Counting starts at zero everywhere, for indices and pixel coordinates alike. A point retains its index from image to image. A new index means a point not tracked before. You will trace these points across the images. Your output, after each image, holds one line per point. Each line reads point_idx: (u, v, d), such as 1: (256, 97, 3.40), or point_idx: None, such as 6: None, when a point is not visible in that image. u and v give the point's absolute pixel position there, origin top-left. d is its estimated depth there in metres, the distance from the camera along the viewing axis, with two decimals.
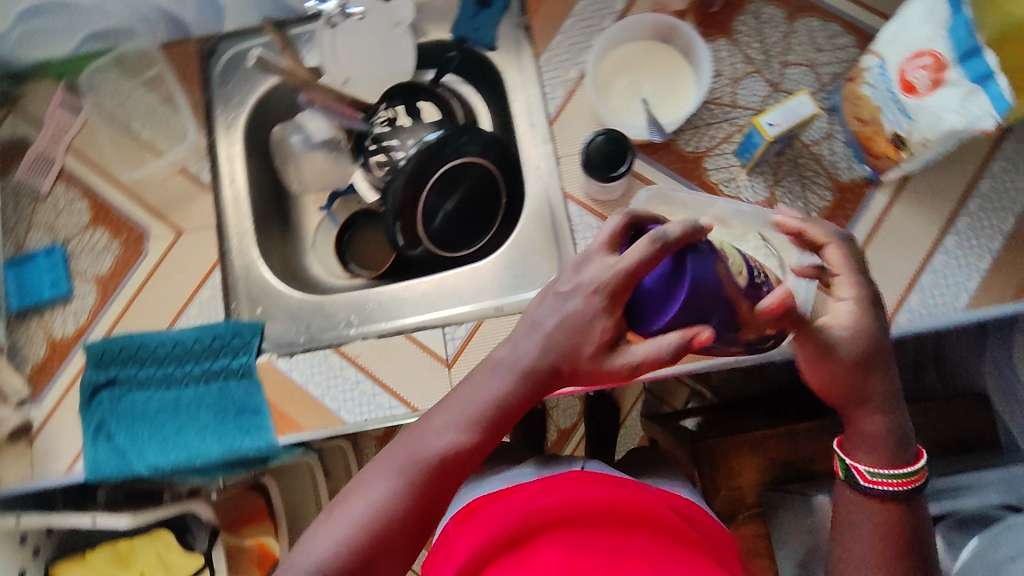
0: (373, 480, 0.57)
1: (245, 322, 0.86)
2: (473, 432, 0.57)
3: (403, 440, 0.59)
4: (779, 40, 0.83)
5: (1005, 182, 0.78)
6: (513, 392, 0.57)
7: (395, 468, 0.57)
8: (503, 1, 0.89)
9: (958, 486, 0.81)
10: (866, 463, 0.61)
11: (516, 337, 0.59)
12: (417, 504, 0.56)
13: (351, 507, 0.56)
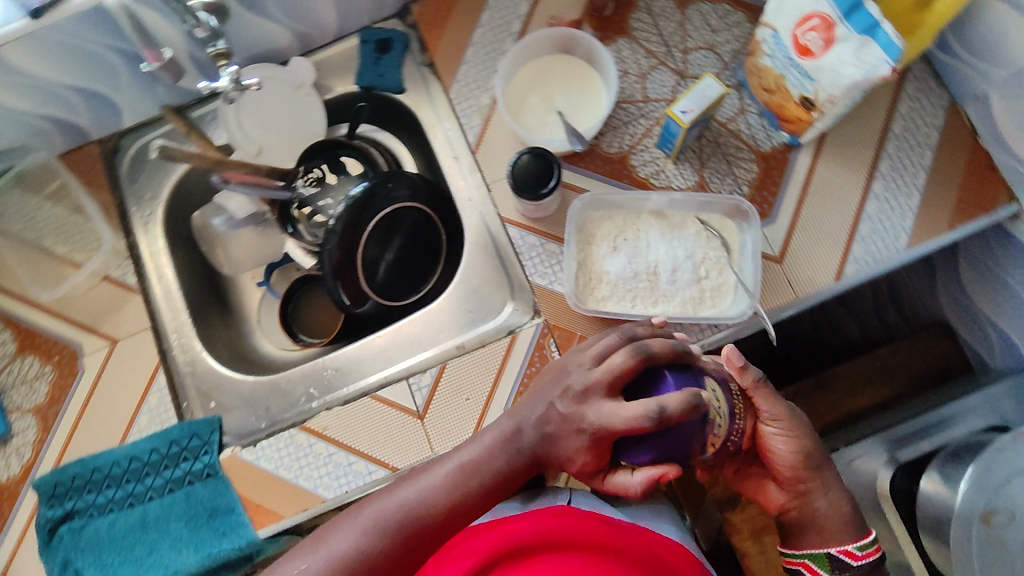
0: (361, 518, 0.63)
1: (201, 420, 0.81)
2: (467, 495, 0.64)
3: (387, 497, 0.64)
4: (675, 30, 0.85)
5: (914, 120, 0.82)
6: (516, 466, 0.65)
7: (385, 514, 0.63)
8: (402, 43, 0.88)
9: (943, 418, 0.83)
10: (851, 543, 0.71)
11: (523, 414, 0.67)
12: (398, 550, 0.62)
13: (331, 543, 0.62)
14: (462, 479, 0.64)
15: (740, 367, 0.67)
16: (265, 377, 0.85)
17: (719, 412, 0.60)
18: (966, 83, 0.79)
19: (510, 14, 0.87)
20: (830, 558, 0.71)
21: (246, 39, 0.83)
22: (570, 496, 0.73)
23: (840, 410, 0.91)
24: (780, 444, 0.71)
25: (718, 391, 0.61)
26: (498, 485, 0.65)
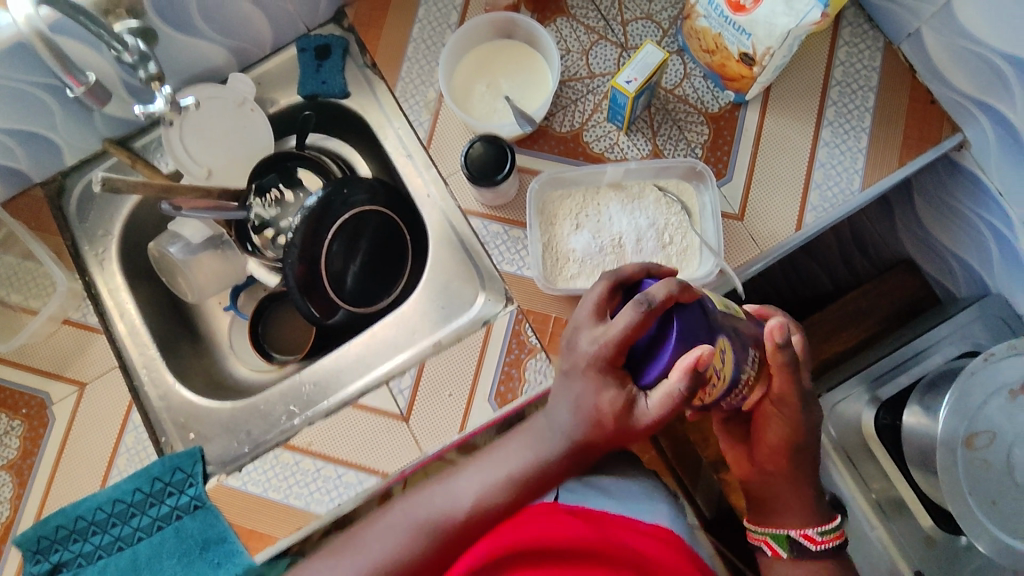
0: (384, 531, 0.61)
1: (182, 453, 0.79)
2: (500, 499, 0.59)
3: (414, 499, 0.62)
4: (612, 3, 0.85)
5: (853, 66, 0.83)
6: (555, 459, 0.58)
7: (409, 526, 0.60)
8: (341, 48, 0.87)
9: (920, 350, 0.85)
10: (811, 529, 0.65)
11: (562, 401, 0.59)
12: (426, 558, 0.59)
13: (353, 556, 0.60)
14: (497, 483, 0.60)
15: (779, 343, 0.59)
16: (242, 400, 0.84)
17: (718, 379, 0.54)
18: (899, 23, 0.81)
19: (446, 6, 0.86)
20: (789, 539, 0.66)
21: (180, 60, 0.81)
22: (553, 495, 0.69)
23: (818, 358, 0.92)
24: (775, 428, 0.66)
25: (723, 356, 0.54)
26: (535, 486, 0.59)
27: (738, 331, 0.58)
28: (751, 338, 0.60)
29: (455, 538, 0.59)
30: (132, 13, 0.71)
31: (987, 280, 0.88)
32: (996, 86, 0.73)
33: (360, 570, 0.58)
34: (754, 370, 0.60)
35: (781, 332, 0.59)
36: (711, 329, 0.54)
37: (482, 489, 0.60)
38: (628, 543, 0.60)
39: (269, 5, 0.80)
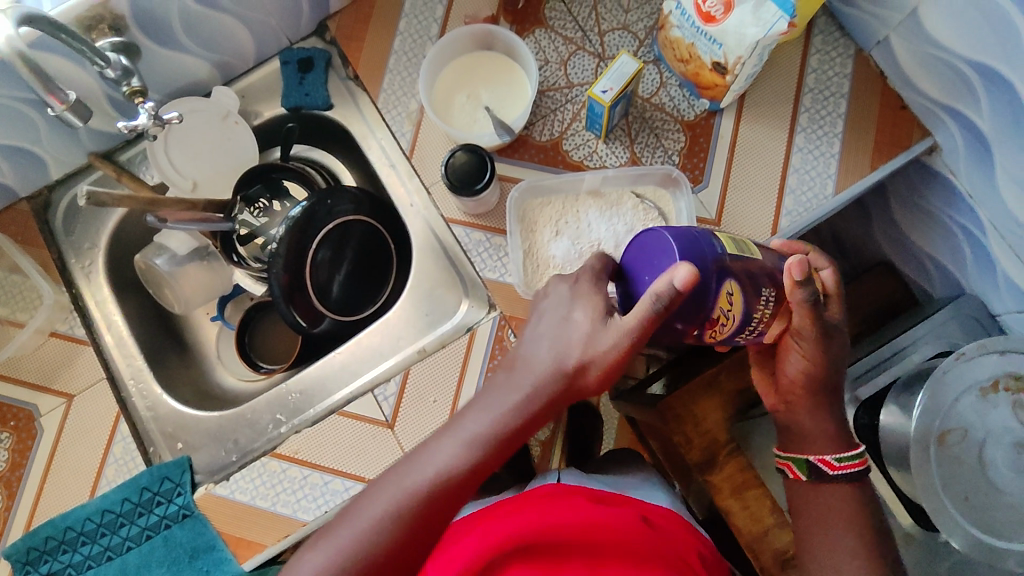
0: (375, 498, 0.58)
1: (170, 463, 0.80)
2: (483, 455, 0.58)
3: (393, 474, 0.59)
4: (589, 14, 0.87)
5: (826, 73, 0.85)
6: (535, 406, 0.59)
7: (402, 487, 0.58)
8: (323, 60, 0.88)
9: (899, 349, 0.87)
10: (829, 453, 0.70)
11: (540, 346, 0.61)
12: (419, 524, 0.57)
13: (346, 527, 0.56)
14: (477, 439, 0.58)
15: (796, 280, 0.61)
16: (229, 410, 0.84)
17: (728, 315, 0.58)
18: (869, 31, 0.82)
19: (427, 18, 0.88)
20: (808, 464, 0.71)
21: (164, 74, 0.82)
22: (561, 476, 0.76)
23: None
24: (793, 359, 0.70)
25: (734, 294, 0.58)
26: (510, 441, 0.59)
27: (761, 271, 0.61)
28: (767, 274, 0.61)
29: (442, 499, 0.57)
30: (115, 30, 0.72)
31: (961, 281, 0.90)
32: (963, 92, 0.75)
33: (355, 540, 0.55)
34: (771, 306, 0.63)
35: (799, 269, 0.60)
36: (723, 261, 0.57)
37: (466, 445, 0.59)
38: (627, 532, 0.63)
39: (251, 20, 0.82)
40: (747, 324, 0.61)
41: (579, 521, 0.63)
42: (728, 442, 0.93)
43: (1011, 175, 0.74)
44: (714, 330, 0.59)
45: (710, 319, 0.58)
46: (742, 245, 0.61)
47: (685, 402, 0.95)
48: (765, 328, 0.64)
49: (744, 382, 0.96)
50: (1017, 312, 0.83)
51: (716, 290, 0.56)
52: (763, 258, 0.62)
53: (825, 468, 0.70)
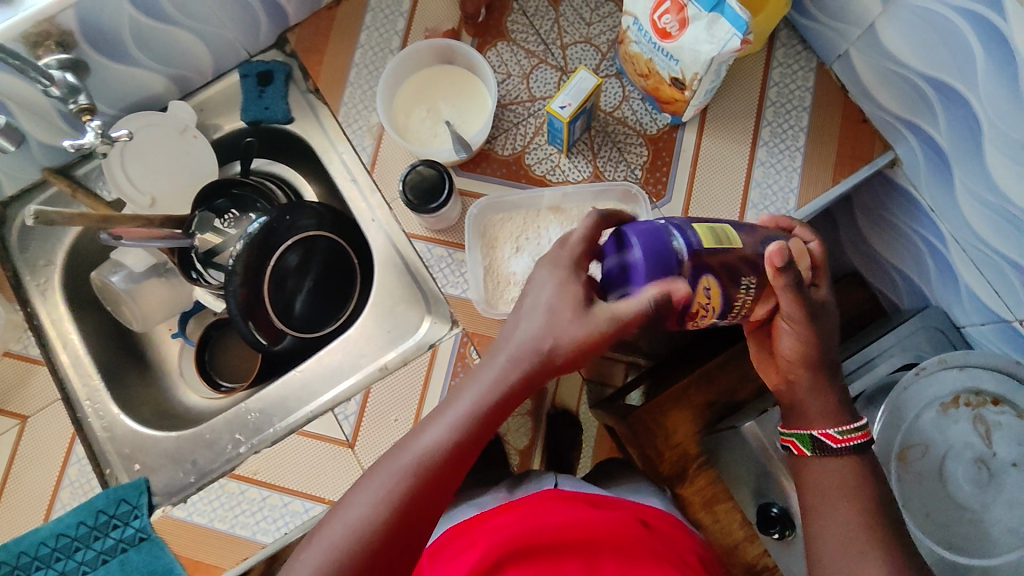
0: (365, 488, 0.53)
1: (127, 484, 0.79)
2: (469, 434, 0.55)
3: (392, 452, 0.56)
4: (551, 27, 0.86)
5: (788, 85, 0.85)
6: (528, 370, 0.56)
7: (391, 473, 0.53)
8: (283, 73, 0.87)
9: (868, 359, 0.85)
10: (831, 428, 0.64)
11: (532, 308, 0.57)
12: (413, 512, 0.53)
13: (338, 518, 0.52)
14: (464, 415, 0.55)
15: (777, 268, 0.57)
16: (188, 430, 0.83)
17: (708, 306, 0.57)
18: (830, 44, 0.82)
19: (388, 31, 0.87)
20: (810, 439, 0.65)
21: (118, 89, 0.81)
22: (556, 481, 0.79)
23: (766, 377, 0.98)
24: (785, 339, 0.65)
25: (712, 289, 0.56)
26: (505, 408, 0.56)
27: (741, 260, 0.58)
28: (746, 263, 0.58)
29: (434, 480, 0.53)
30: (62, 46, 0.71)
31: (928, 293, 0.91)
32: (921, 107, 0.75)
33: (349, 535, 0.51)
34: (755, 292, 0.59)
35: (779, 258, 0.57)
36: (696, 258, 0.55)
37: (450, 425, 0.55)
38: (617, 530, 0.66)
39: (206, 33, 0.80)
40: (728, 312, 0.59)
41: (572, 524, 0.66)
42: (696, 455, 0.99)
43: (969, 190, 0.74)
44: (695, 321, 0.58)
45: (687, 313, 0.57)
46: (722, 233, 0.58)
47: (653, 419, 0.99)
48: (752, 309, 0.61)
49: (714, 395, 0.99)
50: (981, 324, 0.84)
51: (689, 288, 0.55)
52: (744, 245, 0.59)
53: (828, 443, 0.64)
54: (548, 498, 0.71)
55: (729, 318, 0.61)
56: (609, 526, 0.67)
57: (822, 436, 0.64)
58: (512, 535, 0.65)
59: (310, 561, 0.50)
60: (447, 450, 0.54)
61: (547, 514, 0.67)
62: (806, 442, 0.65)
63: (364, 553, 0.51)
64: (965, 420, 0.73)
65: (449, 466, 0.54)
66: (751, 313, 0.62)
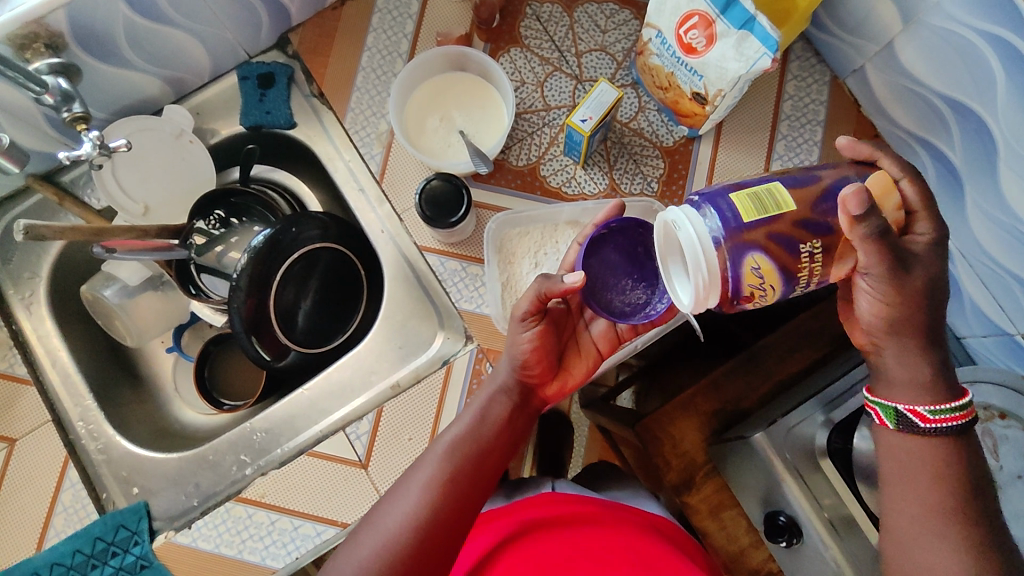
0: (405, 485, 0.62)
1: (125, 509, 0.75)
2: (485, 436, 0.65)
3: (414, 468, 0.64)
4: (565, 34, 0.84)
5: (802, 99, 0.85)
6: (508, 394, 0.68)
7: (434, 470, 0.62)
8: (285, 76, 0.83)
9: None
10: (923, 405, 0.54)
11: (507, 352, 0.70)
12: (455, 502, 0.61)
13: (373, 525, 0.60)
14: (467, 431, 0.65)
15: (853, 217, 0.48)
16: (189, 451, 0.80)
17: (763, 287, 0.54)
18: (845, 59, 0.82)
19: (397, 33, 0.84)
20: (896, 414, 0.55)
21: (110, 92, 0.76)
22: (554, 484, 0.77)
23: (787, 374, 0.83)
24: (864, 301, 0.55)
25: (763, 268, 0.53)
26: (499, 424, 0.66)
27: (796, 227, 0.52)
28: (801, 228, 0.52)
29: (468, 473, 0.63)
30: (52, 48, 0.66)
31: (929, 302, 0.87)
32: (936, 125, 0.75)
33: (399, 521, 0.59)
34: (819, 254, 0.53)
35: (855, 203, 0.48)
36: (734, 237, 0.52)
37: (457, 432, 0.65)
38: (642, 539, 0.68)
39: (205, 34, 0.76)
40: (792, 290, 0.55)
41: (584, 530, 0.67)
42: (706, 463, 0.84)
43: (981, 209, 0.73)
44: (753, 302, 0.55)
45: (739, 296, 0.54)
46: (770, 197, 0.53)
47: (659, 422, 0.84)
48: (823, 276, 0.55)
49: (720, 403, 0.84)
50: (983, 337, 0.80)
51: (733, 270, 0.53)
52: (798, 208, 0.52)
53: (916, 421, 0.54)
54: (547, 506, 0.70)
55: (797, 289, 0.56)
56: (609, 538, 0.67)
57: (909, 412, 0.55)
58: (512, 552, 0.66)
59: (369, 549, 0.58)
60: (473, 447, 0.64)
61: (548, 526, 0.67)
62: (890, 415, 0.56)
63: (417, 534, 0.58)
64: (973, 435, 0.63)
65: (476, 462, 0.64)
66: (827, 278, 0.55)
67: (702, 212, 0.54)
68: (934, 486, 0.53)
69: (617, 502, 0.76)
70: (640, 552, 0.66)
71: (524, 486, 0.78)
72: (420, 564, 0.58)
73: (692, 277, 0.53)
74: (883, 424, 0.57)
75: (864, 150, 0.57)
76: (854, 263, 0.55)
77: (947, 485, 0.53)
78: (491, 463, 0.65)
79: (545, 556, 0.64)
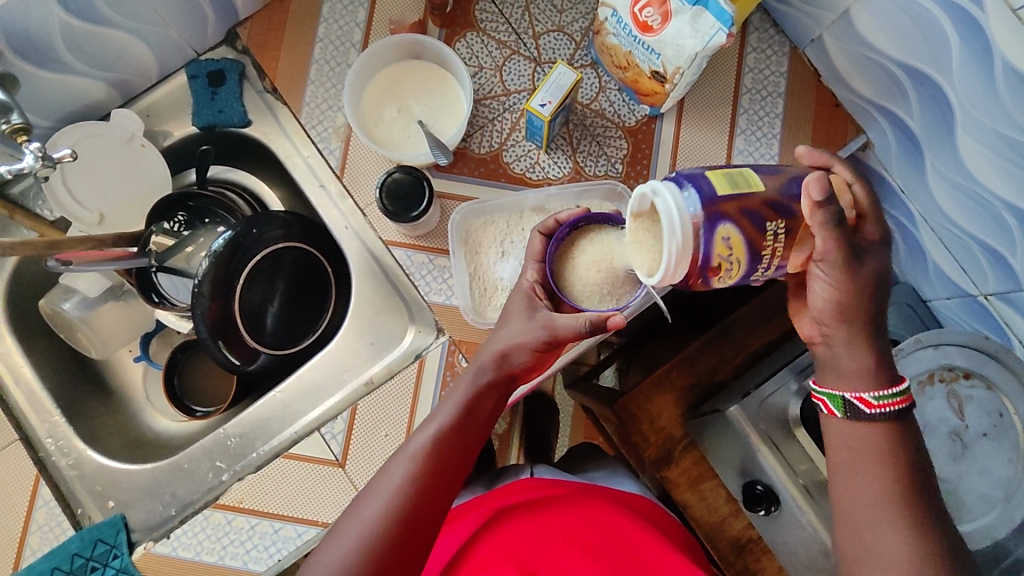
0: (387, 474, 0.58)
1: (102, 524, 0.74)
2: (473, 426, 0.62)
3: (394, 457, 0.60)
4: (521, 15, 0.83)
5: (762, 71, 0.85)
6: (491, 386, 0.64)
7: (415, 458, 0.58)
8: (235, 72, 0.81)
9: None
10: (867, 391, 0.54)
11: (493, 339, 0.66)
12: (433, 491, 0.58)
13: (354, 517, 0.56)
14: (449, 421, 0.61)
15: (814, 202, 0.50)
16: (164, 460, 0.79)
17: (730, 261, 0.52)
18: (802, 29, 0.82)
19: (349, 23, 0.82)
20: (844, 402, 0.55)
21: (52, 98, 0.74)
22: (532, 469, 0.76)
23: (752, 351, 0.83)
24: (819, 288, 0.54)
25: (733, 240, 0.51)
26: (481, 415, 0.63)
27: (765, 204, 0.52)
28: (769, 206, 0.52)
29: (455, 462, 0.59)
30: None
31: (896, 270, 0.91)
32: (894, 92, 0.75)
33: (379, 511, 0.56)
34: (779, 237, 0.53)
35: (816, 187, 0.49)
36: (710, 206, 0.50)
37: (441, 424, 0.61)
38: (625, 521, 0.66)
39: (148, 33, 0.74)
40: (753, 271, 0.54)
41: (568, 518, 0.65)
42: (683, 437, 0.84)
43: (941, 174, 0.74)
44: (718, 278, 0.53)
45: (708, 269, 0.52)
46: (742, 178, 0.52)
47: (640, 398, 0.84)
48: (781, 261, 0.54)
49: (695, 378, 0.84)
50: (948, 299, 0.82)
51: (704, 241, 0.51)
52: (768, 189, 0.52)
53: (862, 408, 0.54)
54: (523, 492, 0.69)
55: (756, 273, 0.55)
56: (588, 520, 0.65)
57: (855, 399, 0.55)
58: (487, 538, 0.63)
59: (350, 538, 0.55)
60: (460, 434, 0.61)
61: (525, 512, 0.65)
62: (837, 405, 0.56)
63: (399, 524, 0.55)
64: (938, 397, 0.64)
65: (458, 450, 0.60)
66: (785, 264, 0.55)
67: (681, 183, 0.52)
68: (896, 458, 0.54)
69: (592, 483, 0.74)
70: (618, 529, 0.65)
71: (503, 475, 0.77)
72: (401, 554, 0.55)
73: (663, 244, 0.51)
74: (826, 411, 0.57)
75: (822, 157, 0.58)
76: (808, 255, 0.55)
77: (907, 454, 0.54)
78: (467, 452, 0.61)
79: (523, 541, 0.62)
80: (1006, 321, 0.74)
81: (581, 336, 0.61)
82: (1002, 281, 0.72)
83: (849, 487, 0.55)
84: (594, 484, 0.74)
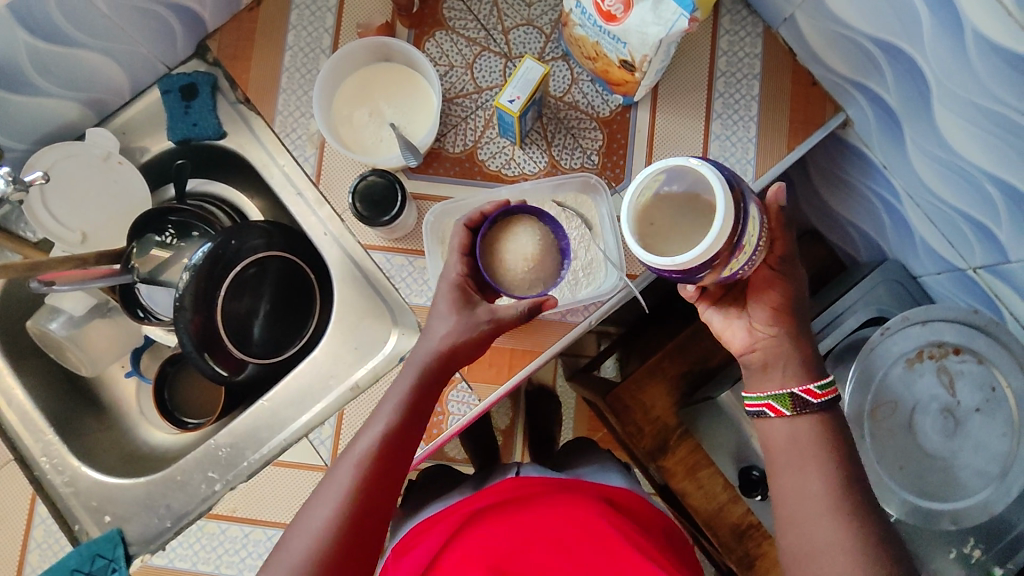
0: (334, 479, 0.58)
1: (99, 538, 0.76)
2: (417, 421, 0.61)
3: (340, 460, 0.60)
4: (490, 11, 0.82)
5: (737, 52, 0.83)
6: (434, 379, 0.62)
7: (362, 460, 0.58)
8: (207, 85, 0.81)
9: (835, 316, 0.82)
10: (809, 383, 0.58)
11: (432, 328, 0.64)
12: (379, 492, 0.57)
13: (304, 524, 0.56)
14: (393, 419, 0.60)
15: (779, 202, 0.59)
16: (157, 473, 0.79)
17: (750, 241, 0.54)
18: (774, 9, 0.80)
19: (318, 29, 0.81)
20: (792, 397, 0.58)
21: (26, 121, 0.75)
22: (520, 469, 0.76)
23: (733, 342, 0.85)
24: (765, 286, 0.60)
25: (755, 222, 0.54)
26: (424, 408, 0.62)
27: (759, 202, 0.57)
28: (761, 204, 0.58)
29: (401, 460, 0.59)
30: None
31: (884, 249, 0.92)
32: (868, 67, 0.73)
33: (326, 518, 0.55)
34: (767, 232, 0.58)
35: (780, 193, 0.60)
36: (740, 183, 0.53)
37: (387, 423, 0.60)
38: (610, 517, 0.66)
39: (117, 51, 0.75)
40: (750, 264, 0.56)
41: (552, 515, 0.65)
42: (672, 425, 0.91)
43: (920, 146, 0.73)
44: (739, 259, 0.53)
45: (740, 244, 0.52)
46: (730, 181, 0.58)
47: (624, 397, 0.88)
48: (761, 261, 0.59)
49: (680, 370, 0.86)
50: (938, 274, 0.82)
51: (743, 211, 0.52)
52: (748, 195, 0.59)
53: (810, 399, 0.57)
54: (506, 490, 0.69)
55: (750, 267, 0.57)
56: (562, 517, 0.65)
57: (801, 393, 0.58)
58: (464, 542, 0.64)
59: (301, 546, 0.55)
60: (405, 432, 0.60)
61: (508, 511, 0.66)
62: (786, 402, 0.58)
63: (347, 528, 0.55)
64: (929, 373, 0.67)
65: (404, 447, 0.60)
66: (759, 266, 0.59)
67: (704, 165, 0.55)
68: None
69: (580, 479, 0.74)
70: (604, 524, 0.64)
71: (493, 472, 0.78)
72: (351, 558, 0.55)
73: (720, 204, 0.50)
74: (777, 413, 0.59)
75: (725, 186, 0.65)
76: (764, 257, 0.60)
77: None
78: (411, 448, 0.60)
79: (501, 540, 0.63)
80: (995, 293, 0.73)
81: (521, 321, 0.64)
82: (988, 254, 0.72)
83: (827, 470, 0.55)
84: (583, 480, 0.74)
